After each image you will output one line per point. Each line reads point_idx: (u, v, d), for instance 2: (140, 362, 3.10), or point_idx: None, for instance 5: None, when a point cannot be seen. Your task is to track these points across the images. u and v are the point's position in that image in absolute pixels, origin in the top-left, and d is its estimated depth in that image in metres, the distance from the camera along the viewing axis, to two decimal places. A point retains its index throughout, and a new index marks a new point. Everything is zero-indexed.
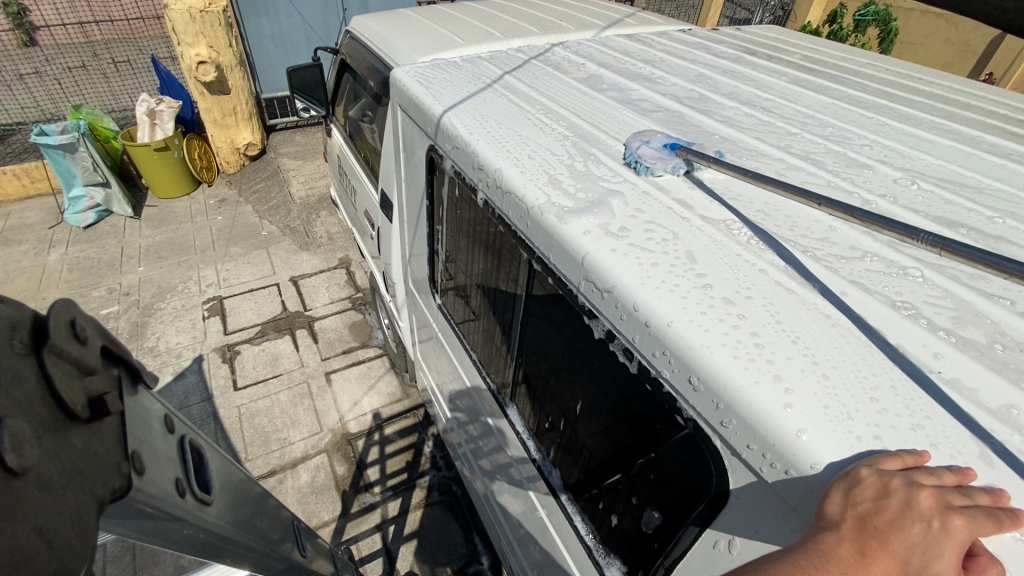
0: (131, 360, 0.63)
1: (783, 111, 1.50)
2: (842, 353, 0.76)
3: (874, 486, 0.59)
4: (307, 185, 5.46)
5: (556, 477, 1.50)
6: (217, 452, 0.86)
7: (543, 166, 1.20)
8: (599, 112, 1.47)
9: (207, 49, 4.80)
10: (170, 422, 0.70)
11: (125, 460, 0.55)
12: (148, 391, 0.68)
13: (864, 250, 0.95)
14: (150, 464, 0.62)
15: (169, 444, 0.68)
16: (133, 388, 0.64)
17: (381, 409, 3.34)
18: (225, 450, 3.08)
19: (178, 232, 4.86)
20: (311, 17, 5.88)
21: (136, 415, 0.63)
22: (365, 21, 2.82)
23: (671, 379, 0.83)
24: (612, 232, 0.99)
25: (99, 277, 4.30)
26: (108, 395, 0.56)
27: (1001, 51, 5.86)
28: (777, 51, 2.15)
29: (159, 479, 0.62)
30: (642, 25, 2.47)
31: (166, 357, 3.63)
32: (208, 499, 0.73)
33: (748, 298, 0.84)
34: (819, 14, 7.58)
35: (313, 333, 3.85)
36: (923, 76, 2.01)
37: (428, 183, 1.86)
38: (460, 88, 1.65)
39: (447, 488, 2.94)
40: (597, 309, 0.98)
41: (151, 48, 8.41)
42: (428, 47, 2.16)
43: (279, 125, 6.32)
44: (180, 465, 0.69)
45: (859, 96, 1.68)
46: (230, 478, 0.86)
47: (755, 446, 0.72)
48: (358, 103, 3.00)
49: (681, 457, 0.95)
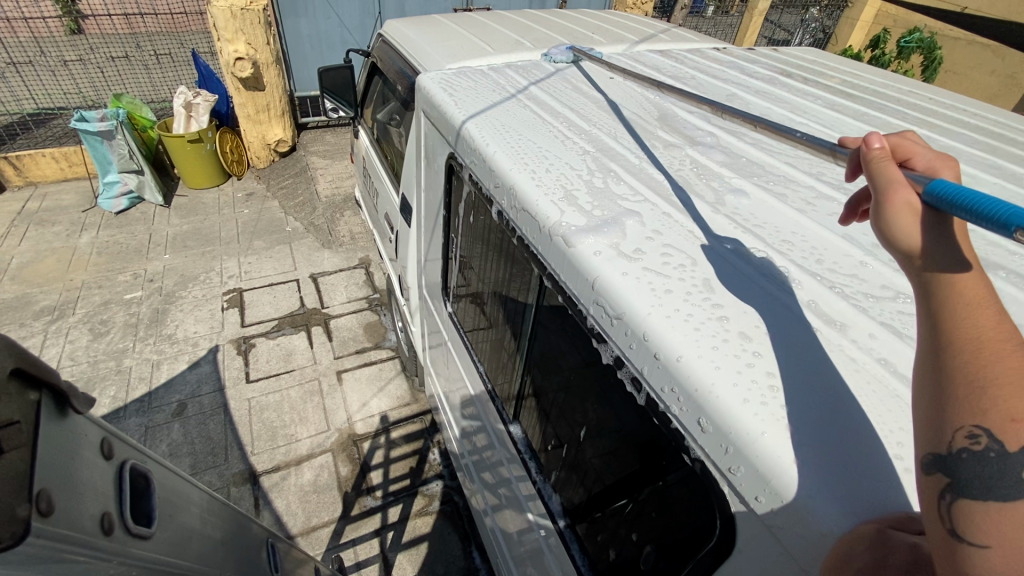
0: (55, 384, 0.63)
1: (817, 137, 1.44)
2: (867, 402, 0.70)
3: (906, 551, 0.53)
4: (334, 183, 5.50)
5: (556, 502, 1.46)
6: (175, 476, 0.83)
7: (560, 180, 1.17)
8: (622, 126, 1.43)
9: (246, 46, 4.91)
10: (105, 448, 0.70)
11: (27, 501, 0.52)
12: (80, 417, 0.67)
13: (896, 290, 0.89)
14: (66, 498, 0.59)
15: (97, 473, 0.66)
16: (58, 414, 0.63)
17: (388, 412, 3.32)
18: (232, 441, 3.09)
19: (205, 222, 4.95)
20: (348, 19, 5.97)
21: (58, 443, 0.61)
22: (398, 25, 2.83)
23: (679, 415, 0.79)
24: (625, 253, 0.95)
25: (126, 262, 4.40)
26: (12, 429, 0.55)
27: None
28: (813, 74, 2.08)
29: (77, 516, 0.59)
30: (676, 41, 2.43)
31: (183, 345, 3.68)
32: (146, 532, 0.69)
33: (766, 334, 0.79)
34: (860, 39, 7.42)
35: (328, 331, 3.86)
36: (971, 108, 1.91)
37: (447, 192, 1.85)
38: (484, 96, 1.63)
39: (449, 498, 2.90)
40: (606, 333, 0.94)
41: (193, 42, 8.69)
42: (456, 54, 2.15)
43: (310, 123, 6.42)
44: (111, 499, 0.66)
45: (898, 125, 1.61)
46: (189, 501, 0.83)
47: (764, 498, 0.66)
48: (386, 107, 3.01)
49: (685, 498, 0.90)
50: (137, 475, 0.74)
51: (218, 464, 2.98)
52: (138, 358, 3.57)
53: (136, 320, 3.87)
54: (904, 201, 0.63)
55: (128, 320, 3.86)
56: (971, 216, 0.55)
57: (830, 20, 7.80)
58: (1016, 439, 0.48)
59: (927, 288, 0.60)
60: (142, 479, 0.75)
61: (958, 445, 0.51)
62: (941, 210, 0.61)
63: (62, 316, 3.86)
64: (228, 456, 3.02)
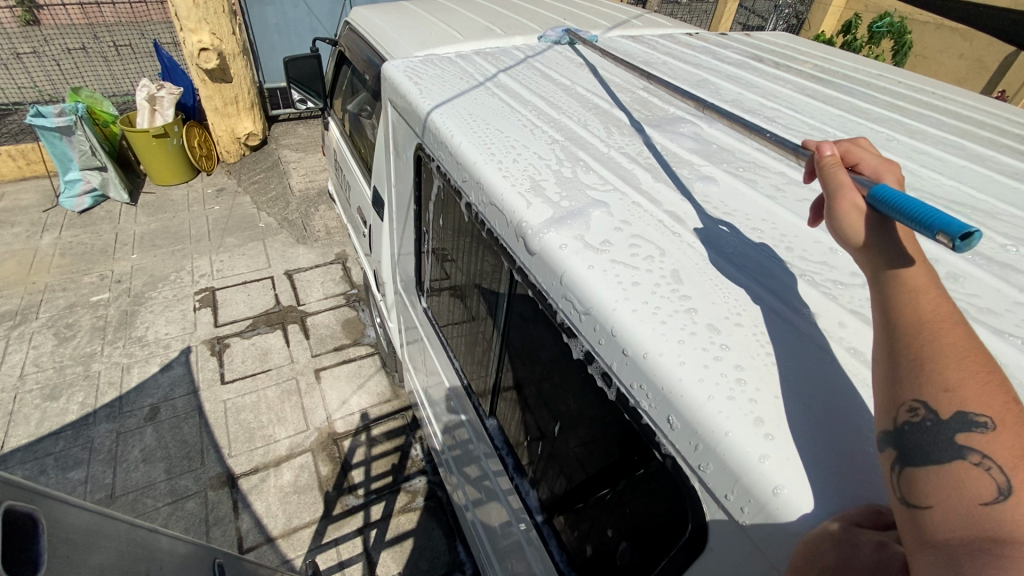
0: None
1: (788, 122, 1.42)
2: (836, 393, 0.69)
3: (845, 543, 0.53)
4: (307, 177, 5.37)
5: (533, 497, 1.46)
6: (79, 506, 0.74)
7: (527, 170, 1.13)
8: (591, 114, 1.40)
9: (210, 36, 4.72)
10: None
11: None
12: None
13: (865, 278, 0.87)
14: None
15: None
16: None
17: (369, 409, 3.27)
18: (208, 445, 3.01)
19: (173, 220, 4.79)
20: (317, 8, 5.81)
21: None
22: (365, 13, 2.74)
23: (649, 412, 0.77)
24: (592, 245, 0.92)
25: (91, 263, 4.24)
26: None
27: (1015, 69, 5.77)
28: (784, 59, 2.06)
29: None
30: (649, 27, 2.39)
31: (154, 348, 3.57)
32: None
33: (736, 326, 0.77)
34: (834, 24, 7.53)
35: (305, 328, 3.78)
36: (939, 91, 1.91)
37: (417, 184, 1.80)
38: (451, 84, 1.58)
39: (433, 493, 2.88)
40: (576, 327, 0.91)
41: (155, 34, 8.39)
42: (424, 42, 2.08)
43: (281, 116, 6.25)
44: None
45: (867, 108, 1.60)
46: (97, 534, 0.74)
47: (733, 496, 0.65)
48: (356, 98, 2.93)
49: (659, 492, 0.89)
50: (25, 517, 0.65)
51: (193, 469, 2.90)
52: (107, 362, 3.45)
53: (103, 322, 3.73)
54: (850, 202, 0.70)
55: (95, 324, 3.72)
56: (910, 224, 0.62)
57: (803, 6, 7.85)
58: (945, 407, 0.52)
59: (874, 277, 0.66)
60: (29, 520, 0.65)
61: (902, 417, 0.55)
62: (882, 212, 0.68)
63: (25, 321, 3.71)
64: (204, 459, 2.94)
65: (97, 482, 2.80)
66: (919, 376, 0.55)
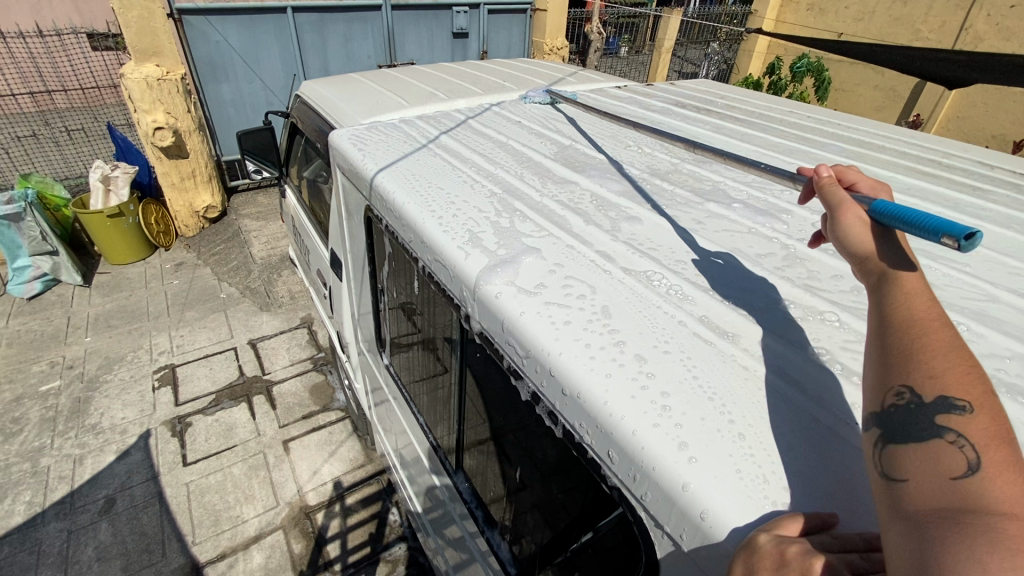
0: None
1: (711, 162, 1.55)
2: (759, 410, 0.72)
3: (771, 555, 0.54)
4: (269, 244, 5.37)
5: (506, 550, 1.47)
6: None
7: (466, 224, 1.18)
8: (526, 166, 1.49)
9: (165, 115, 4.77)
10: None
11: None
12: None
13: (780, 297, 0.94)
14: None
15: None
16: None
17: (342, 476, 3.15)
18: (169, 535, 2.82)
19: (130, 298, 4.67)
20: (272, 82, 5.92)
21: None
22: (315, 86, 2.86)
23: (593, 445, 0.79)
24: (527, 290, 0.96)
25: (41, 351, 4.06)
26: None
27: (923, 97, 6.35)
28: (708, 104, 2.24)
29: None
30: (583, 83, 2.57)
31: (109, 435, 3.38)
32: None
33: (663, 354, 0.81)
34: (759, 66, 8.19)
35: (271, 399, 3.66)
36: (844, 122, 2.11)
37: (369, 245, 1.84)
38: (394, 148, 1.66)
39: (414, 559, 2.76)
40: (521, 369, 0.93)
41: (109, 116, 8.43)
42: (372, 109, 2.19)
43: (240, 186, 6.29)
44: None
45: (778, 142, 1.74)
46: None
47: (675, 524, 0.67)
48: (311, 165, 3.00)
49: (621, 520, 0.90)
50: None
51: (153, 562, 2.70)
52: (58, 456, 3.24)
53: (54, 413, 3.54)
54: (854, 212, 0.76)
55: (44, 415, 3.52)
56: (915, 229, 0.66)
57: (730, 52, 8.49)
58: (931, 390, 0.55)
59: (879, 285, 0.69)
60: None
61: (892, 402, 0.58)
62: (885, 223, 0.74)
63: None
64: (165, 550, 2.75)
65: None
66: (910, 369, 0.59)
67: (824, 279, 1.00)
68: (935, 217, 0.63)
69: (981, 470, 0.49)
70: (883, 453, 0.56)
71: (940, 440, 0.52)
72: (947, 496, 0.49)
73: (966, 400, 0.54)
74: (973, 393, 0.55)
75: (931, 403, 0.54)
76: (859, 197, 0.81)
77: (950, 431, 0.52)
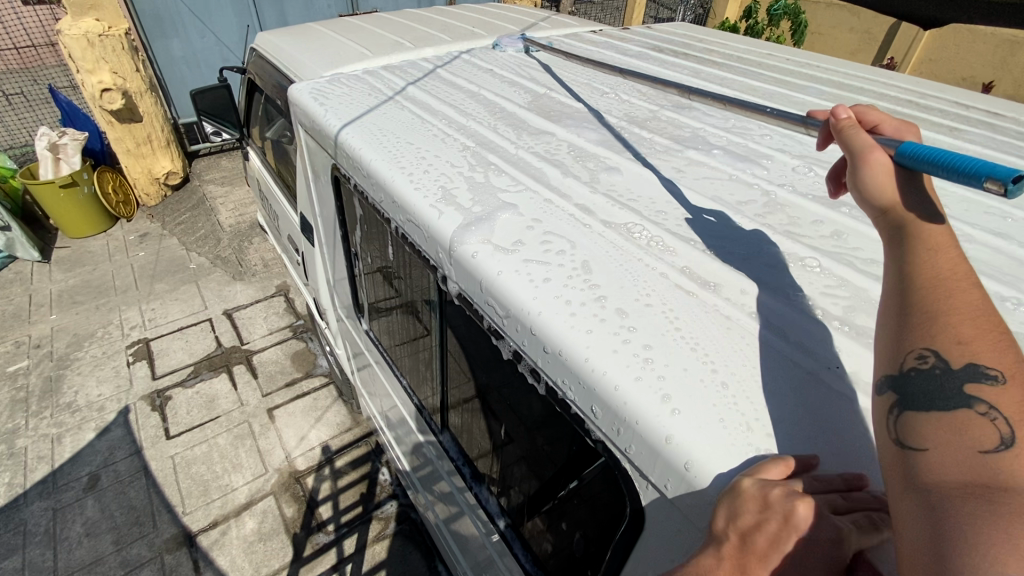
0: None
1: (690, 108, 1.50)
2: (741, 358, 0.72)
3: (754, 498, 0.54)
4: (237, 211, 5.17)
5: (494, 504, 1.50)
6: None
7: (439, 180, 1.13)
8: (499, 117, 1.42)
9: (111, 75, 4.44)
10: None
11: None
12: None
13: (762, 245, 0.93)
14: None
15: None
16: None
17: (330, 441, 3.17)
18: (158, 506, 2.82)
19: (94, 273, 4.48)
20: (225, 35, 5.53)
21: None
22: (271, 37, 2.67)
23: (576, 401, 0.78)
24: (505, 248, 0.93)
25: (4, 331, 3.90)
26: None
27: (899, 39, 6.27)
28: (686, 47, 2.16)
29: None
30: (556, 28, 2.45)
31: (86, 413, 3.31)
32: None
33: (644, 307, 0.79)
34: (735, 10, 7.95)
35: (251, 368, 3.62)
36: (823, 64, 2.06)
37: (339, 207, 1.77)
38: (359, 102, 1.56)
39: (406, 516, 2.82)
40: (501, 328, 0.91)
41: (50, 78, 7.83)
42: (333, 60, 2.05)
43: (201, 151, 5.98)
44: None
45: (758, 85, 1.69)
46: None
47: (658, 474, 0.67)
48: (274, 125, 2.84)
49: (605, 471, 0.91)
50: None
51: (144, 534, 2.70)
52: (34, 436, 3.17)
53: (25, 393, 3.44)
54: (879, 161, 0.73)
55: (15, 396, 3.42)
56: (954, 174, 0.64)
57: None
58: (959, 358, 0.54)
59: (897, 239, 0.68)
60: None
61: (910, 365, 0.57)
62: (914, 168, 0.71)
63: None
64: (155, 522, 2.75)
65: (36, 568, 2.57)
66: (932, 327, 0.58)
67: (805, 224, 0.99)
68: (972, 158, 0.62)
69: (1013, 444, 0.47)
70: (898, 418, 0.55)
71: (967, 411, 0.51)
72: (962, 469, 0.48)
73: (998, 370, 0.53)
74: (1003, 361, 0.54)
75: (960, 369, 0.53)
76: (883, 139, 0.77)
77: (978, 401, 0.51)
